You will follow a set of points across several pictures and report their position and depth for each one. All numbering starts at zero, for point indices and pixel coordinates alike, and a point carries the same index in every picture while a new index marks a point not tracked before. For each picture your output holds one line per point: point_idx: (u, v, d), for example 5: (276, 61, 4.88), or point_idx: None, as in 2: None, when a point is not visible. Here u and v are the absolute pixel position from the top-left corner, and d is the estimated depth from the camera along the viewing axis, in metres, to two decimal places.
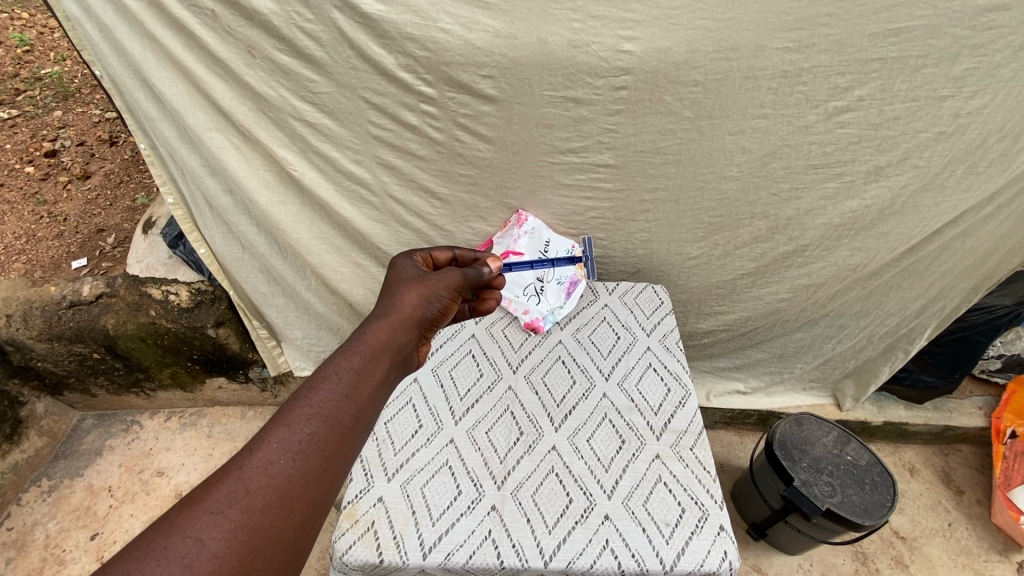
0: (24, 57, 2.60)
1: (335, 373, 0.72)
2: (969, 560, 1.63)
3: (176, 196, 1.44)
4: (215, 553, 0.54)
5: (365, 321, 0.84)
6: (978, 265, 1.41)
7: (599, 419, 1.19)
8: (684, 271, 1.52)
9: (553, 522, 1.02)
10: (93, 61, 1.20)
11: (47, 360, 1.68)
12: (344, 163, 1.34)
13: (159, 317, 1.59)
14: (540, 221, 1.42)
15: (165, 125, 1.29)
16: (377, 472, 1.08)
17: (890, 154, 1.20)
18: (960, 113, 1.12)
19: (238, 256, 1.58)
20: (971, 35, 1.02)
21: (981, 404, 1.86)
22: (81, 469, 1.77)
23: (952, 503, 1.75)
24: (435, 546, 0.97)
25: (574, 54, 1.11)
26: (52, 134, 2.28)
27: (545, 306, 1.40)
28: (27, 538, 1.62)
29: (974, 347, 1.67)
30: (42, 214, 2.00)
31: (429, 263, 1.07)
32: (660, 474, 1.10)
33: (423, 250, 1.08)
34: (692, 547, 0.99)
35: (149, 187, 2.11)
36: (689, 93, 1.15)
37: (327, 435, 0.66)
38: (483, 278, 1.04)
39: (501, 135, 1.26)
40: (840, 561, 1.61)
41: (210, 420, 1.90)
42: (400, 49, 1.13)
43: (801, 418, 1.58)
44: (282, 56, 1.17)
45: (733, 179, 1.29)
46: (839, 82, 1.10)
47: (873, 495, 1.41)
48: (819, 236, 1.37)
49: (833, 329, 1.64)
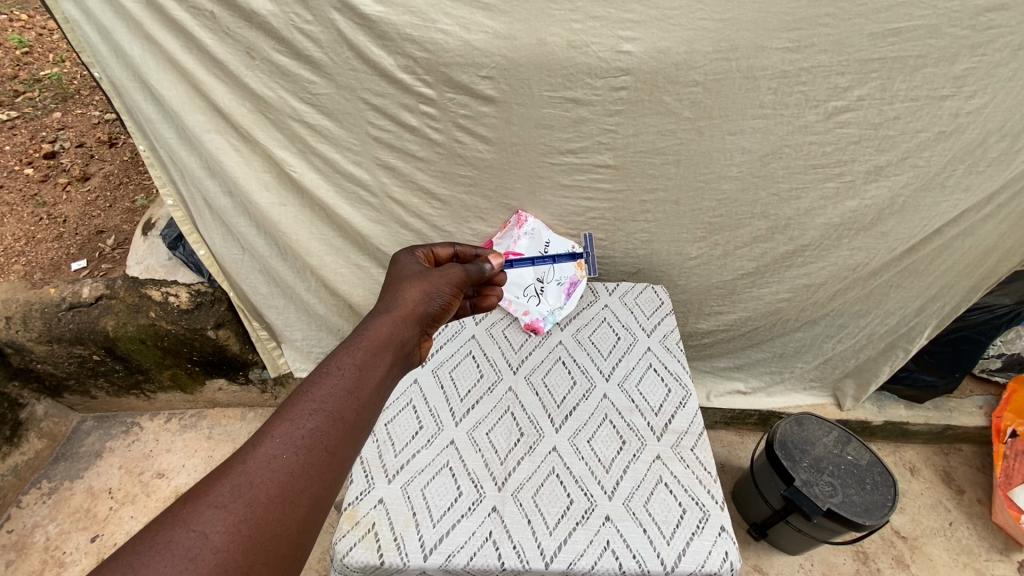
0: (22, 59, 2.60)
1: (337, 369, 0.72)
2: (970, 559, 1.62)
3: (175, 198, 1.43)
4: (218, 548, 0.54)
5: (367, 317, 0.84)
6: (978, 263, 1.41)
7: (599, 420, 1.19)
8: (684, 271, 1.52)
9: (553, 523, 1.02)
10: (91, 61, 1.20)
11: (47, 363, 1.68)
12: (343, 164, 1.34)
13: (158, 319, 1.59)
14: (540, 221, 1.42)
15: (164, 126, 1.29)
16: (377, 473, 1.08)
17: (890, 154, 1.20)
18: (960, 112, 1.12)
19: (238, 258, 1.58)
20: (970, 34, 1.02)
21: (981, 403, 1.86)
22: (81, 471, 1.76)
23: (952, 502, 1.75)
24: (436, 547, 0.97)
25: (573, 55, 1.11)
26: (51, 136, 2.28)
27: (545, 308, 1.40)
28: (27, 540, 1.62)
29: (974, 346, 1.67)
30: (41, 215, 1.99)
31: (431, 260, 1.07)
32: (660, 474, 1.10)
33: (424, 247, 1.07)
34: (692, 548, 0.99)
35: (148, 189, 2.11)
36: (689, 93, 1.15)
37: (329, 431, 0.66)
38: (484, 274, 1.04)
39: (500, 136, 1.26)
40: (840, 561, 1.61)
41: (210, 422, 1.90)
42: (399, 50, 1.13)
43: (801, 418, 1.58)
44: (281, 57, 1.17)
45: (733, 179, 1.29)
46: (838, 82, 1.10)
47: (873, 495, 1.41)
48: (818, 236, 1.37)
49: (833, 329, 1.64)
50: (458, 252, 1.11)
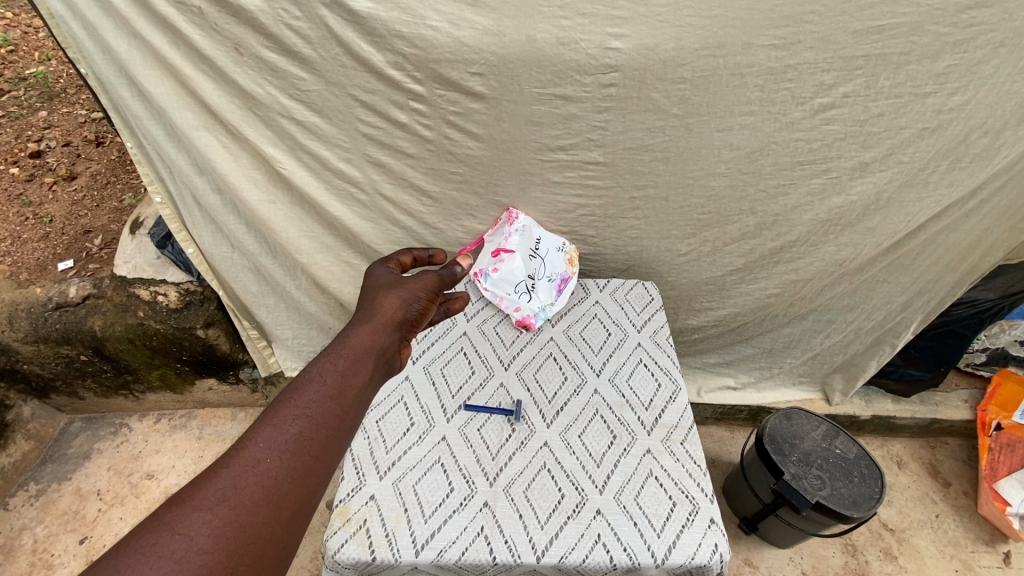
0: (7, 57, 2.56)
1: (320, 375, 0.73)
2: (957, 550, 1.65)
3: (164, 196, 1.43)
4: (204, 549, 0.54)
5: (347, 326, 0.84)
6: (963, 258, 1.43)
7: (590, 415, 1.20)
8: (673, 268, 1.53)
9: (544, 518, 1.02)
10: (77, 59, 1.19)
11: (33, 363, 1.66)
12: (333, 161, 1.33)
13: (147, 319, 1.58)
14: (530, 218, 1.41)
15: (151, 123, 1.29)
16: (368, 470, 1.08)
17: (875, 150, 1.21)
18: (942, 109, 1.14)
19: (227, 256, 1.57)
20: (953, 32, 1.04)
21: (968, 396, 1.89)
22: (70, 473, 1.75)
23: (939, 495, 1.77)
24: (427, 543, 0.98)
25: (562, 52, 1.12)
26: (37, 134, 2.25)
27: (537, 303, 1.38)
28: (15, 543, 1.60)
29: (960, 341, 1.70)
30: (27, 216, 1.97)
31: (400, 270, 1.06)
32: (650, 468, 1.11)
33: (391, 256, 1.07)
34: (682, 541, 1.00)
35: (137, 188, 2.10)
36: (677, 90, 1.16)
37: (313, 435, 0.67)
38: (457, 276, 1.09)
39: (491, 133, 1.26)
40: (830, 554, 1.62)
41: (200, 422, 1.89)
42: (389, 46, 1.13)
43: (790, 412, 1.59)
44: (270, 54, 1.17)
45: (721, 176, 1.30)
46: (824, 79, 1.12)
47: (861, 488, 1.43)
48: (806, 232, 1.38)
49: (821, 324, 1.65)
50: (417, 258, 1.13)
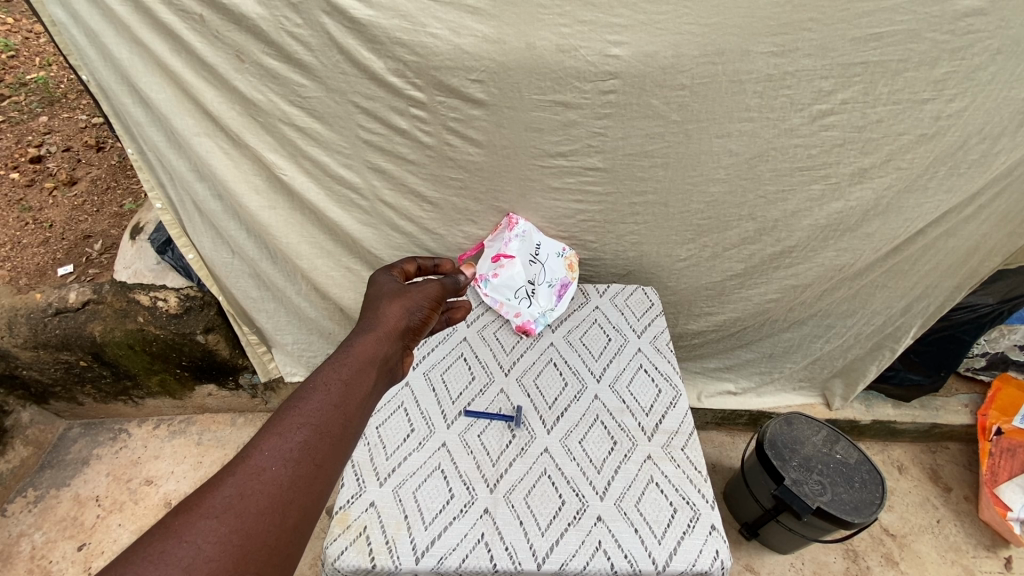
0: (8, 62, 2.57)
1: (324, 383, 0.72)
2: (958, 556, 1.65)
3: (164, 202, 1.43)
4: (210, 557, 0.54)
5: (351, 335, 0.83)
6: (963, 263, 1.43)
7: (591, 421, 1.19)
8: (673, 273, 1.53)
9: (545, 525, 1.02)
10: (79, 65, 1.19)
11: (32, 369, 1.66)
12: (334, 167, 1.34)
13: (147, 324, 1.58)
14: (529, 224, 1.41)
15: (152, 129, 1.29)
16: (368, 477, 1.07)
17: (873, 156, 1.22)
18: (940, 115, 1.14)
19: (227, 262, 1.57)
20: (950, 39, 1.04)
21: (967, 401, 1.89)
22: (68, 479, 1.74)
23: (940, 499, 1.77)
24: (427, 550, 0.97)
25: (562, 59, 1.12)
26: (37, 139, 2.25)
27: (537, 309, 1.38)
28: (12, 550, 1.59)
29: (959, 346, 1.71)
30: (27, 220, 1.97)
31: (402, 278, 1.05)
32: (651, 474, 1.11)
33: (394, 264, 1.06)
34: (684, 547, 1.00)
35: (136, 193, 2.09)
36: (677, 97, 1.16)
37: (317, 443, 0.66)
38: (460, 285, 1.08)
39: (491, 139, 1.27)
40: (831, 560, 1.62)
41: (199, 428, 1.88)
42: (389, 53, 1.13)
43: (791, 417, 1.59)
44: (271, 61, 1.17)
45: (721, 182, 1.30)
46: (822, 86, 1.12)
47: (862, 493, 1.42)
48: (805, 237, 1.38)
49: (820, 329, 1.66)
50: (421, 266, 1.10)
